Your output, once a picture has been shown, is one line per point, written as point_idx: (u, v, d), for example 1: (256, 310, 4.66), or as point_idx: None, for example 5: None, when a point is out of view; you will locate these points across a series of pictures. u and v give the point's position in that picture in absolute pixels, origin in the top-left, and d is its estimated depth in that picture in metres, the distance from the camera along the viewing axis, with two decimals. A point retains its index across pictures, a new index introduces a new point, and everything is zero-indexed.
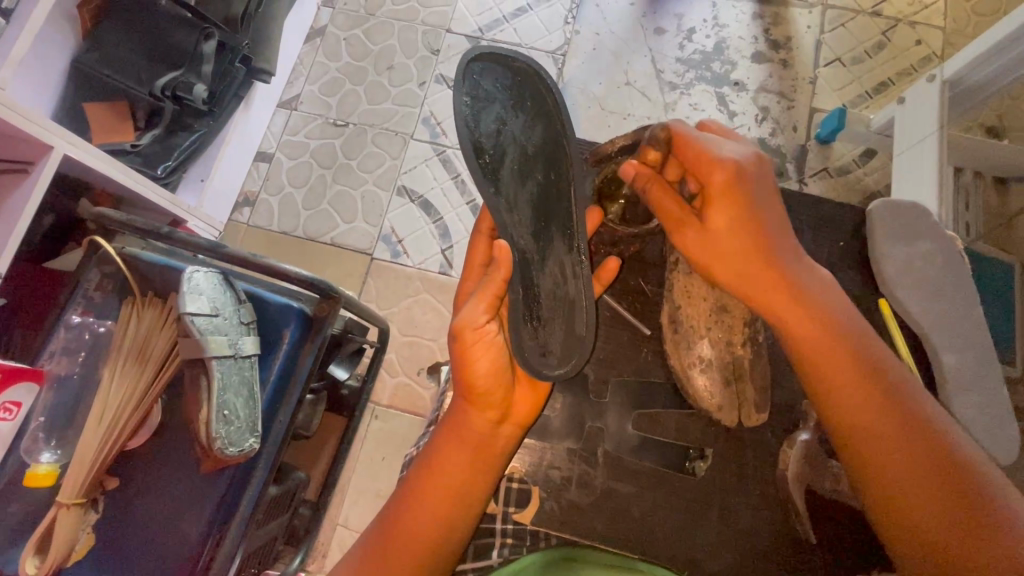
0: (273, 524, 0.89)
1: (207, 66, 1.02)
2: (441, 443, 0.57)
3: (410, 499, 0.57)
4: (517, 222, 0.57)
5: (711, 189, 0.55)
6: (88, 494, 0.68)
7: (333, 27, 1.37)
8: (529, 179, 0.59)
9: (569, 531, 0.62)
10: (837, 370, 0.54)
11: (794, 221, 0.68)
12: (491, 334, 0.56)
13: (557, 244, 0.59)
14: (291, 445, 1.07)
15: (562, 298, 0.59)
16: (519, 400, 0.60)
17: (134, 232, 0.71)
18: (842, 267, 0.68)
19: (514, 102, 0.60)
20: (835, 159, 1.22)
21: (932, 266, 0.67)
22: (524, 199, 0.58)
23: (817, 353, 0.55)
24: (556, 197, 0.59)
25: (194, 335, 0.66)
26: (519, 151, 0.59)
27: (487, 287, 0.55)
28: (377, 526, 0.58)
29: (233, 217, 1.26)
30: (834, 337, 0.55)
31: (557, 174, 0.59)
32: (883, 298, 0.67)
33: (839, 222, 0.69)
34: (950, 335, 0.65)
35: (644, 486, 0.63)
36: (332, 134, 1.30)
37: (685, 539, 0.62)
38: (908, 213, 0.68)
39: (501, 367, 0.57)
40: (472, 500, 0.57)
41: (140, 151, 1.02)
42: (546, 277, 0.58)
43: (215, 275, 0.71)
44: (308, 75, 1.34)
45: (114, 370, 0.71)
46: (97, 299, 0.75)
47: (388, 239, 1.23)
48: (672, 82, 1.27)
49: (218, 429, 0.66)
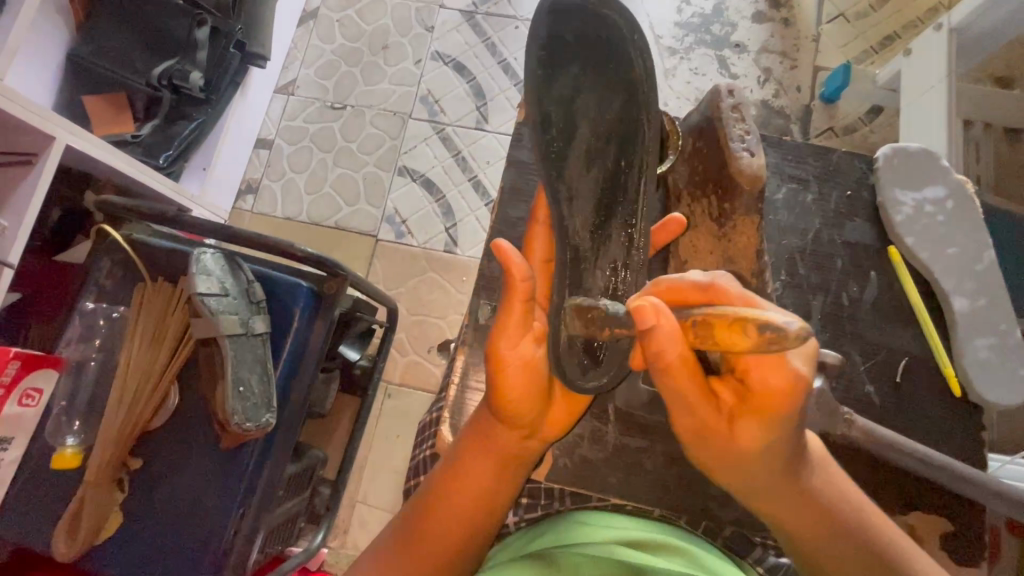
0: (293, 501, 0.92)
1: (201, 53, 1.03)
2: (469, 451, 0.56)
3: (434, 507, 0.56)
4: (575, 215, 0.53)
5: (758, 371, 0.43)
6: (113, 473, 0.70)
7: (326, 8, 1.35)
8: (596, 162, 0.54)
9: (585, 488, 0.62)
10: (802, 519, 0.49)
11: (801, 170, 0.65)
12: (528, 350, 0.52)
13: (614, 244, 0.55)
14: (306, 426, 1.08)
15: (611, 292, 0.55)
16: (555, 414, 0.57)
17: (139, 216, 0.72)
18: (850, 214, 0.64)
19: (595, 65, 0.54)
20: (840, 119, 1.21)
21: (943, 212, 0.64)
22: (594, 183, 0.54)
23: (782, 510, 0.49)
24: (619, 186, 0.55)
25: (206, 315, 0.68)
26: (587, 135, 0.54)
27: (514, 299, 0.50)
28: (391, 530, 0.58)
29: (237, 205, 1.26)
30: (818, 517, 0.48)
31: (628, 162, 0.55)
32: (891, 246, 0.63)
33: (847, 170, 0.65)
34: (961, 282, 0.62)
35: (655, 440, 0.63)
36: (330, 118, 1.30)
37: (699, 490, 0.62)
38: (917, 159, 0.65)
39: (536, 384, 0.53)
40: (497, 504, 0.57)
41: (141, 141, 1.02)
42: (596, 279, 0.54)
43: (222, 256, 0.72)
44: (304, 59, 1.33)
45: (133, 355, 0.72)
46: (110, 287, 0.76)
47: (392, 220, 1.23)
48: (671, 48, 1.25)
49: (234, 405, 0.67)
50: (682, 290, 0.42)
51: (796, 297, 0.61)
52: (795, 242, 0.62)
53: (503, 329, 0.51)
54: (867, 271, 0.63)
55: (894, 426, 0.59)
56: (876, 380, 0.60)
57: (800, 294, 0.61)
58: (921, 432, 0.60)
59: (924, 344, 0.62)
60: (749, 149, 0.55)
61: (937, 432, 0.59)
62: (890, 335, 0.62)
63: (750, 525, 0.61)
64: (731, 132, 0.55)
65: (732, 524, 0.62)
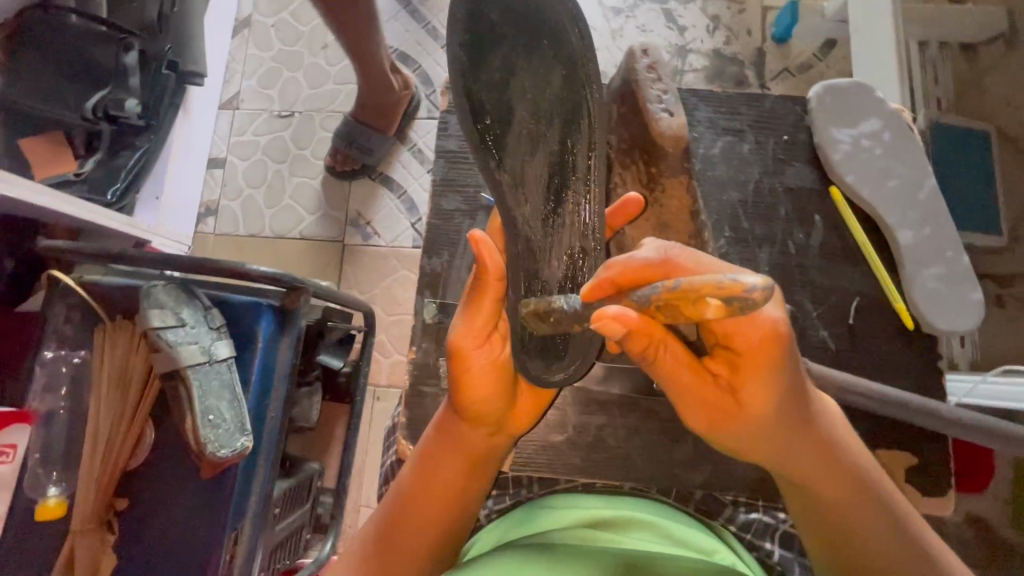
0: (293, 516, 0.92)
1: (134, 78, 1.02)
2: (436, 451, 0.55)
3: (404, 510, 0.54)
4: (523, 203, 0.55)
5: (735, 331, 0.43)
6: (100, 517, 0.71)
7: (258, 14, 1.32)
8: (540, 145, 0.55)
9: (550, 473, 0.62)
10: (835, 485, 0.48)
11: (735, 120, 0.64)
12: (495, 342, 0.54)
13: (566, 226, 0.54)
14: (300, 439, 1.09)
15: (569, 281, 0.54)
16: (520, 405, 0.57)
17: (84, 258, 0.71)
18: (790, 159, 0.63)
19: (528, 45, 0.55)
20: (794, 58, 1.18)
21: (882, 145, 0.62)
22: (540, 171, 0.55)
23: (814, 476, 0.48)
24: (568, 167, 0.54)
25: (165, 349, 0.67)
26: (526, 115, 0.55)
27: (481, 294, 0.53)
28: (357, 548, 0.54)
29: (199, 228, 1.24)
30: (822, 464, 0.48)
31: (572, 141, 0.54)
32: (833, 185, 0.62)
33: (782, 115, 0.64)
34: (910, 213, 0.61)
35: (615, 416, 0.63)
36: (280, 127, 1.27)
37: (662, 459, 0.62)
38: (852, 94, 0.63)
39: (504, 380, 0.54)
40: (468, 500, 0.56)
41: (85, 178, 1.00)
42: (553, 265, 0.55)
43: (175, 286, 0.71)
44: (243, 70, 1.30)
45: (102, 398, 0.72)
46: (69, 332, 0.75)
47: (357, 223, 1.21)
48: (615, 7, 1.22)
49: (206, 434, 0.67)
50: (638, 272, 0.40)
51: (742, 252, 0.61)
52: (736, 196, 0.62)
53: (469, 324, 0.53)
54: (812, 216, 0.62)
55: (850, 369, 0.59)
56: (830, 326, 0.60)
57: (746, 249, 0.61)
58: (883, 368, 0.60)
59: (874, 282, 0.61)
60: (668, 109, 0.54)
61: (893, 369, 0.59)
62: (842, 277, 0.61)
63: (719, 487, 0.61)
64: (649, 93, 0.54)
65: (699, 488, 0.62)
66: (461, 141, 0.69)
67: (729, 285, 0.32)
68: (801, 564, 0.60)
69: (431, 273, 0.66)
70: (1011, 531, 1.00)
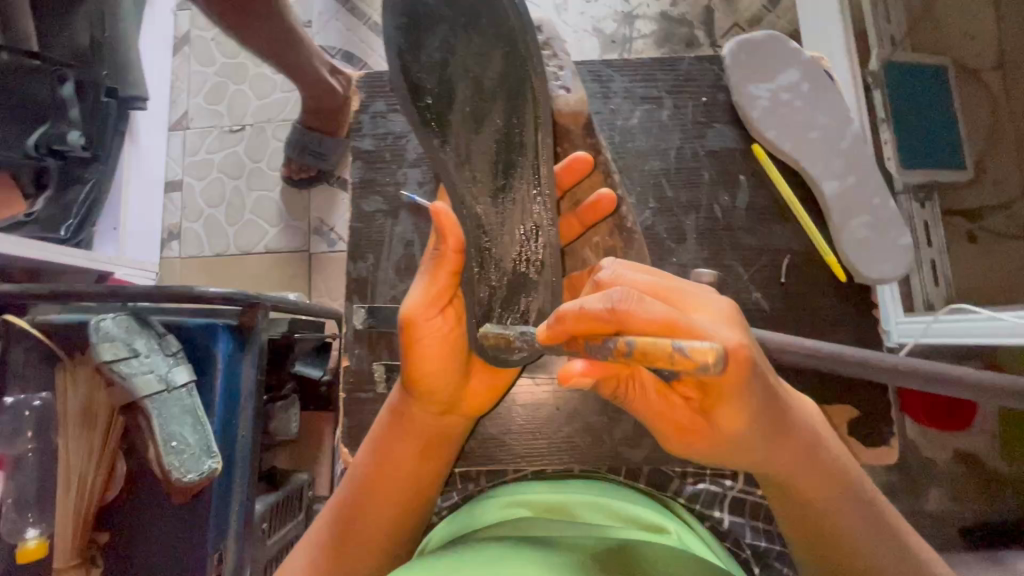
0: (286, 528, 0.93)
1: (73, 110, 1.00)
2: (390, 437, 0.53)
3: (360, 497, 0.52)
4: (473, 181, 0.51)
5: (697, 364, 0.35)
6: (82, 552, 0.72)
7: (195, 30, 1.29)
8: (485, 124, 0.52)
9: (496, 465, 0.63)
10: (809, 480, 0.45)
11: (652, 88, 0.65)
12: (450, 316, 0.50)
13: (516, 202, 0.52)
14: (289, 452, 1.09)
15: (524, 261, 0.52)
16: (477, 384, 0.55)
17: (33, 298, 0.71)
18: (710, 121, 0.64)
19: (467, 21, 0.52)
20: (743, 12, 1.15)
21: (801, 96, 0.61)
22: (487, 149, 0.51)
23: (783, 476, 0.45)
24: (516, 148, 0.52)
25: (120, 381, 0.68)
26: (468, 93, 0.52)
27: (438, 265, 0.48)
28: (315, 538, 0.51)
29: (165, 254, 1.23)
30: (798, 459, 0.44)
31: (518, 121, 0.52)
32: (755, 143, 0.63)
33: (699, 76, 0.65)
34: (830, 163, 0.61)
35: (555, 401, 0.64)
36: (232, 143, 1.25)
37: (599, 442, 0.63)
38: (766, 46, 0.62)
39: (455, 360, 0.51)
40: (425, 483, 0.54)
41: (37, 217, 0.98)
42: (507, 241, 0.52)
43: (126, 317, 0.70)
44: (188, 88, 1.28)
45: (70, 435, 0.73)
46: (28, 375, 0.75)
47: (320, 230, 1.21)
48: None
49: (171, 461, 0.68)
50: (590, 321, 0.37)
51: (668, 221, 0.63)
52: (656, 165, 0.63)
53: (424, 298, 0.48)
54: (736, 175, 0.63)
55: (786, 324, 0.61)
56: (762, 286, 0.61)
57: (672, 218, 0.63)
58: (811, 319, 0.61)
59: (801, 233, 0.62)
60: (565, 85, 0.54)
61: (826, 322, 0.61)
62: (770, 238, 0.62)
63: (662, 458, 0.63)
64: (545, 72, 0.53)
65: (643, 462, 0.63)
66: (377, 140, 0.68)
67: (682, 360, 0.31)
68: (752, 527, 0.60)
69: (357, 278, 0.66)
70: (1003, 464, 0.99)
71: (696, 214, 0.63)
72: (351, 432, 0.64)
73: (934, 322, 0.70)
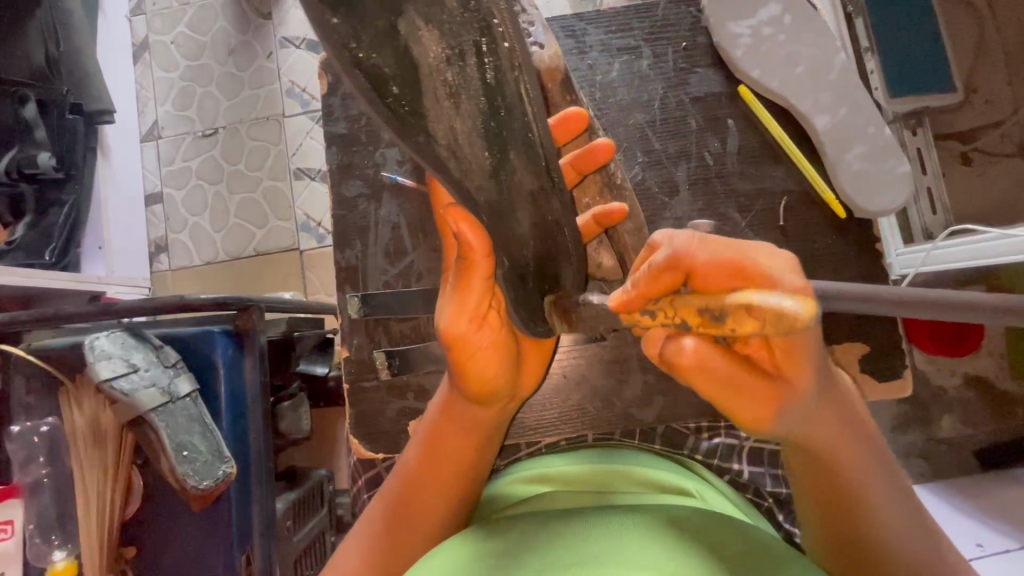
0: (312, 523, 0.93)
1: (39, 131, 0.97)
2: (443, 424, 0.50)
3: (412, 482, 0.50)
4: (470, 170, 0.37)
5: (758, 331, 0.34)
6: (111, 569, 0.72)
7: (153, 35, 1.26)
8: (464, 93, 0.36)
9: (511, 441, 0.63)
10: (854, 455, 0.41)
11: (629, 38, 0.63)
12: (493, 315, 0.46)
13: (520, 172, 0.40)
14: (306, 448, 1.10)
15: (543, 228, 0.43)
16: (530, 358, 0.52)
17: (25, 324, 0.70)
18: (692, 66, 0.63)
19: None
20: None
21: (782, 31, 0.59)
22: (472, 130, 0.37)
23: (829, 450, 0.41)
24: (506, 111, 0.38)
25: (123, 398, 0.68)
26: (434, 55, 0.34)
27: (464, 275, 0.44)
28: (366, 528, 0.50)
29: (155, 268, 1.21)
30: (844, 431, 0.40)
31: (495, 73, 0.37)
32: (742, 85, 0.62)
33: (676, 20, 0.63)
34: (820, 97, 0.59)
35: (562, 370, 0.63)
36: (206, 147, 1.23)
37: (611, 406, 0.63)
38: None
39: (508, 353, 0.48)
40: (480, 469, 0.52)
41: (18, 244, 0.96)
42: (523, 222, 0.41)
43: (120, 333, 0.71)
44: (156, 96, 1.25)
45: (82, 458, 0.72)
46: (33, 402, 0.75)
47: (307, 226, 1.19)
48: None
49: (184, 470, 0.67)
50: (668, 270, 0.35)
51: (658, 174, 0.62)
52: (641, 118, 0.62)
53: (460, 305, 0.44)
54: (724, 121, 0.62)
55: None
56: (760, 232, 0.61)
57: (662, 169, 0.62)
58: (812, 263, 0.61)
59: (794, 169, 0.61)
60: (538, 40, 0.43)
61: (831, 262, 0.60)
62: (762, 179, 0.61)
63: (672, 414, 0.62)
64: None
65: (652, 421, 0.62)
66: (349, 123, 0.66)
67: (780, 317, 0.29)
68: (772, 475, 0.64)
69: (347, 267, 0.65)
70: (1013, 383, 1.00)
71: (686, 163, 0.62)
72: (359, 420, 0.64)
73: (933, 251, 0.69)
